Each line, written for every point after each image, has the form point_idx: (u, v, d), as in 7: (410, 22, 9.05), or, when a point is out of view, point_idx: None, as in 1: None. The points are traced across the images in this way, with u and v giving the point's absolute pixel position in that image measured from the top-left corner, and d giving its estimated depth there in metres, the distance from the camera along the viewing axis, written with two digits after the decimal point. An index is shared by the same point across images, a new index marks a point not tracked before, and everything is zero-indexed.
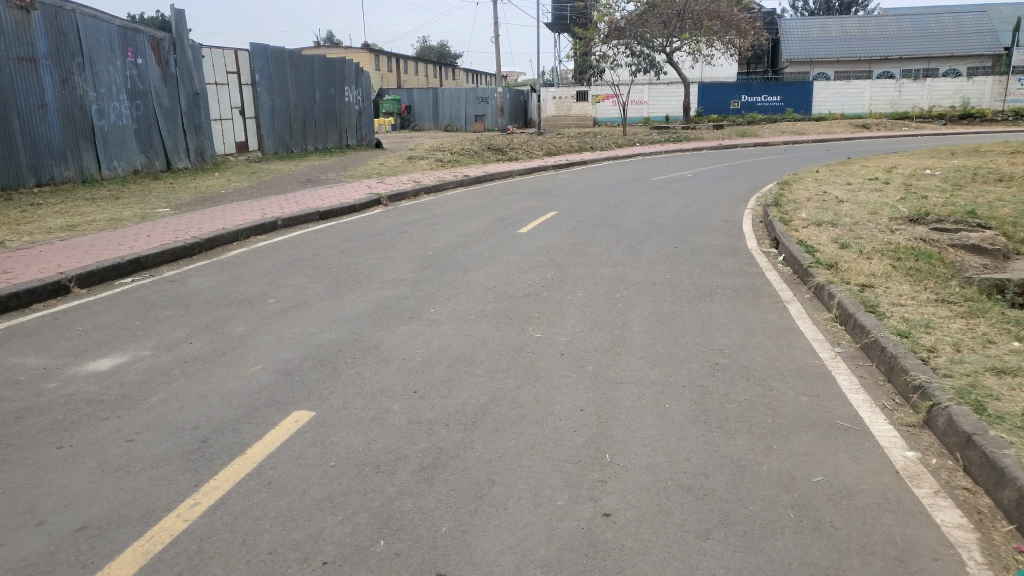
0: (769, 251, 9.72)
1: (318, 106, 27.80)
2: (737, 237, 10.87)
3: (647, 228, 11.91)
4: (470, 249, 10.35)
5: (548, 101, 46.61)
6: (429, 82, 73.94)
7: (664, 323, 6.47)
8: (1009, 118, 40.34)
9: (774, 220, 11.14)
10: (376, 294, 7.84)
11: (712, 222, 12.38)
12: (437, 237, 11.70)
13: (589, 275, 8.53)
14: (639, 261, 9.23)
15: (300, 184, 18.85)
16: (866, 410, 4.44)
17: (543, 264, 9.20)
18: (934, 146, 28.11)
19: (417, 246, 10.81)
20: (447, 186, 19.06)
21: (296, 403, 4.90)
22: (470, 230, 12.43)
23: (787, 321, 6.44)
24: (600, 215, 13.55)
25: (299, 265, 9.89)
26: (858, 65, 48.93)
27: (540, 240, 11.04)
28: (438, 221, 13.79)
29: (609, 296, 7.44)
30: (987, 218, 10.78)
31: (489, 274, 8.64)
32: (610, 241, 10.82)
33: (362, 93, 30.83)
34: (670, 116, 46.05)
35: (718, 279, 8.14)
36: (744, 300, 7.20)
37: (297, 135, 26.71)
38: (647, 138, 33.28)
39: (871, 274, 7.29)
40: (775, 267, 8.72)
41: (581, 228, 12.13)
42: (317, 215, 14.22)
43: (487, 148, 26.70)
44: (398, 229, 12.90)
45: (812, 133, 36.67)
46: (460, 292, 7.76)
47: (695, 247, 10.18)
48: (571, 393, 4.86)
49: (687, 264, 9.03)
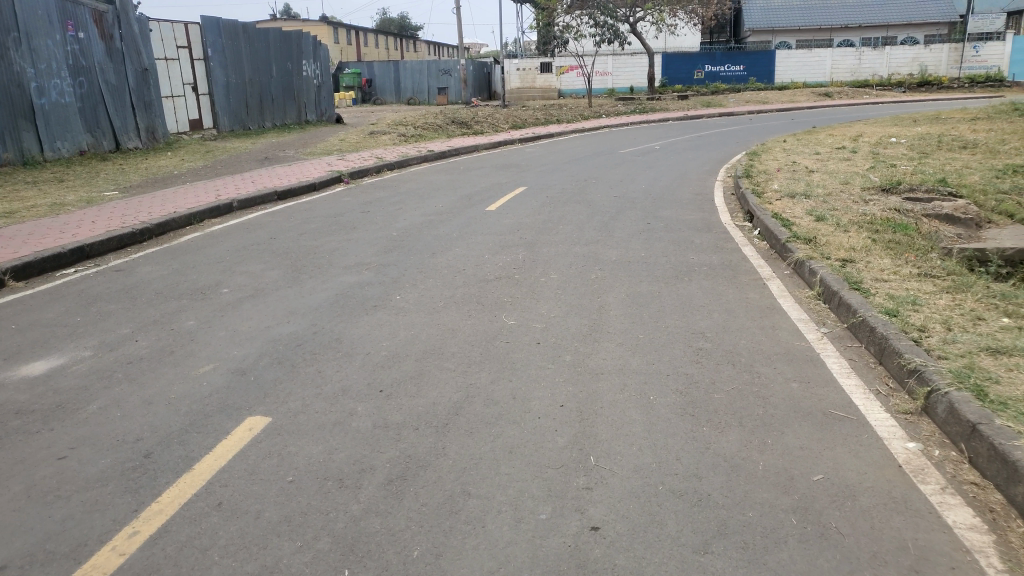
0: (744, 225, 9.48)
1: (275, 81, 26.76)
2: (711, 211, 10.61)
3: (618, 203, 11.59)
4: (435, 229, 9.91)
5: (512, 73, 45.59)
6: (390, 54, 72.26)
7: (642, 306, 6.17)
8: (965, 85, 40.81)
9: (746, 192, 10.90)
10: (337, 281, 7.39)
11: (683, 195, 12.11)
12: (402, 217, 11.23)
13: (561, 255, 8.18)
14: (612, 239, 8.93)
15: (256, 163, 18.10)
16: (860, 397, 4.19)
17: (513, 244, 8.84)
18: (896, 114, 28.23)
19: (380, 227, 10.33)
20: (411, 162, 18.47)
21: (251, 407, 4.50)
22: (437, 208, 11.97)
23: (769, 300, 6.20)
24: (570, 190, 13.19)
25: (255, 250, 9.36)
26: (819, 34, 49.02)
27: (508, 218, 10.65)
28: (403, 200, 13.29)
29: (584, 278, 7.11)
30: (958, 186, 10.68)
31: (456, 256, 8.24)
32: (581, 218, 10.48)
33: (321, 67, 29.80)
34: (634, 87, 45.68)
35: (695, 256, 7.87)
36: (723, 278, 6.93)
37: (254, 112, 25.70)
38: (612, 110, 32.90)
39: (851, 248, 7.06)
40: (751, 241, 8.47)
41: (550, 204, 11.76)
42: (275, 195, 13.58)
43: (451, 122, 26.03)
44: (360, 208, 12.37)
45: (775, 103, 36.64)
46: (426, 276, 7.35)
47: (668, 222, 9.90)
48: (549, 388, 4.54)
49: (662, 240, 8.75)
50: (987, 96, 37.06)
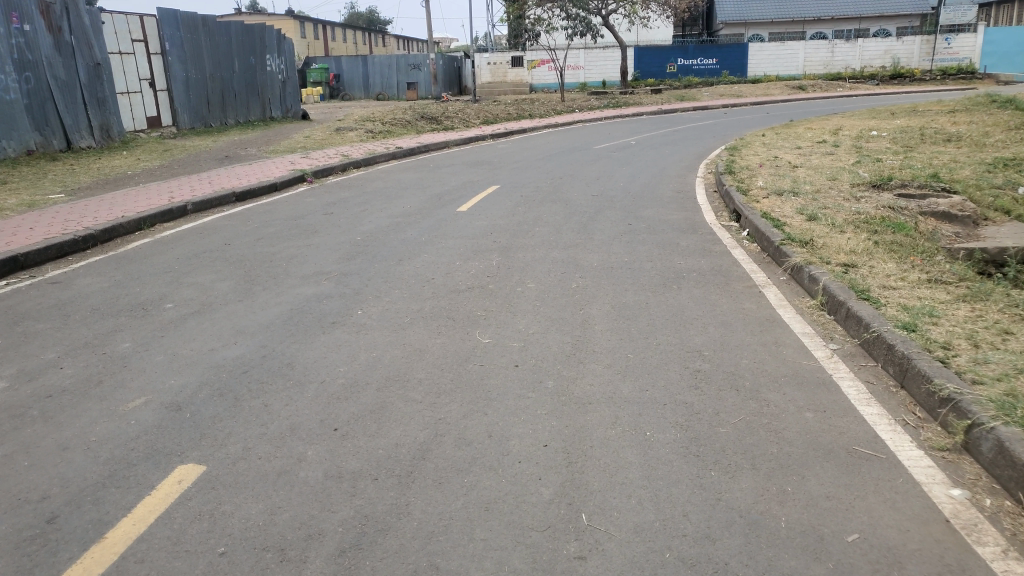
0: (730, 225, 9.02)
1: (237, 76, 25.77)
2: (694, 211, 10.10)
3: (597, 202, 11.03)
4: (403, 233, 9.27)
5: (484, 67, 45.91)
6: (359, 49, 70.96)
7: (630, 319, 5.61)
8: (936, 77, 41.06)
9: (731, 190, 10.42)
10: (293, 293, 6.72)
11: (664, 193, 11.59)
12: (369, 219, 10.57)
13: (539, 261, 7.59)
14: (593, 242, 8.35)
15: (217, 161, 17.25)
16: (886, 431, 3.71)
17: (486, 249, 8.24)
18: (871, 107, 28.12)
19: (344, 231, 9.65)
20: (380, 160, 17.75)
21: (183, 451, 3.84)
22: (405, 209, 11.32)
23: (767, 312, 5.68)
24: (546, 189, 12.61)
25: (208, 257, 8.64)
26: (791, 27, 49.05)
27: (481, 219, 10.03)
28: (370, 200, 12.62)
29: (564, 288, 6.53)
30: (949, 181, 10.34)
31: (425, 264, 7.61)
32: (559, 219, 9.90)
33: (286, 62, 28.82)
34: (607, 81, 45.24)
35: (682, 261, 7.34)
36: (715, 287, 6.41)
37: (216, 109, 24.69)
38: (586, 104, 32.40)
39: (851, 252, 6.61)
40: (740, 243, 7.98)
41: (526, 204, 11.17)
42: (233, 196, 12.79)
43: (422, 117, 25.30)
44: (324, 210, 11.66)
45: (749, 96, 36.45)
46: (392, 287, 6.72)
47: (651, 223, 9.36)
48: (531, 423, 3.95)
49: (646, 243, 8.20)
50: (957, 89, 37.27)
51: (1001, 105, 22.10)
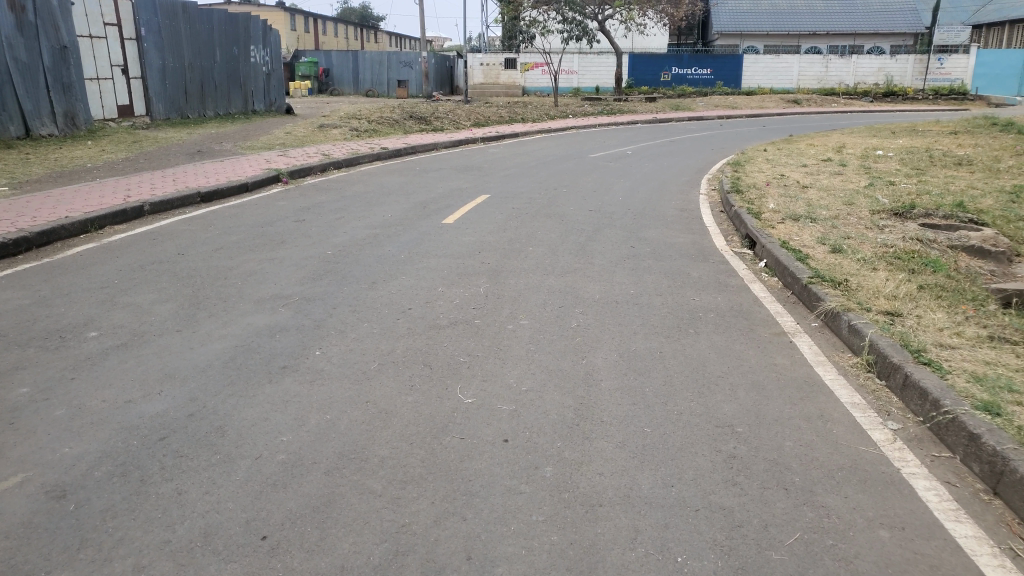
0: (744, 253, 8.12)
1: (218, 66, 24.58)
2: (702, 234, 9.21)
3: (594, 219, 10.10)
4: (379, 248, 8.27)
5: (476, 68, 44.34)
6: (350, 45, 69.64)
7: (642, 375, 4.67)
8: (929, 97, 40.66)
9: (741, 212, 9.52)
10: (243, 323, 5.71)
11: (667, 212, 10.69)
12: (344, 228, 9.58)
13: (532, 289, 6.63)
14: (593, 269, 7.42)
15: (187, 156, 16.11)
16: (995, 568, 2.86)
17: (473, 271, 7.28)
18: (869, 124, 27.49)
19: (313, 242, 8.64)
20: (362, 160, 16.70)
21: (49, 568, 2.84)
22: (385, 218, 10.34)
23: (804, 370, 4.77)
24: (539, 201, 11.67)
25: (156, 269, 7.60)
26: (787, 40, 48.56)
27: (468, 235, 9.07)
28: (347, 205, 11.61)
29: (562, 327, 5.58)
30: (976, 211, 9.48)
31: (402, 289, 6.63)
32: (554, 237, 8.96)
33: (270, 53, 27.63)
34: (600, 87, 44.47)
35: (697, 296, 6.42)
36: (738, 333, 5.49)
37: (194, 99, 23.49)
38: (579, 109, 31.51)
39: (893, 296, 5.68)
40: (757, 277, 7.07)
41: (517, 218, 10.21)
42: (197, 196, 11.71)
43: (409, 116, 24.26)
44: (296, 216, 10.65)
45: (745, 108, 35.77)
46: (361, 319, 5.74)
47: (655, 248, 8.44)
48: (525, 541, 3.00)
49: (652, 273, 7.27)
50: (951, 109, 36.85)
51: (1003, 128, 21.51)
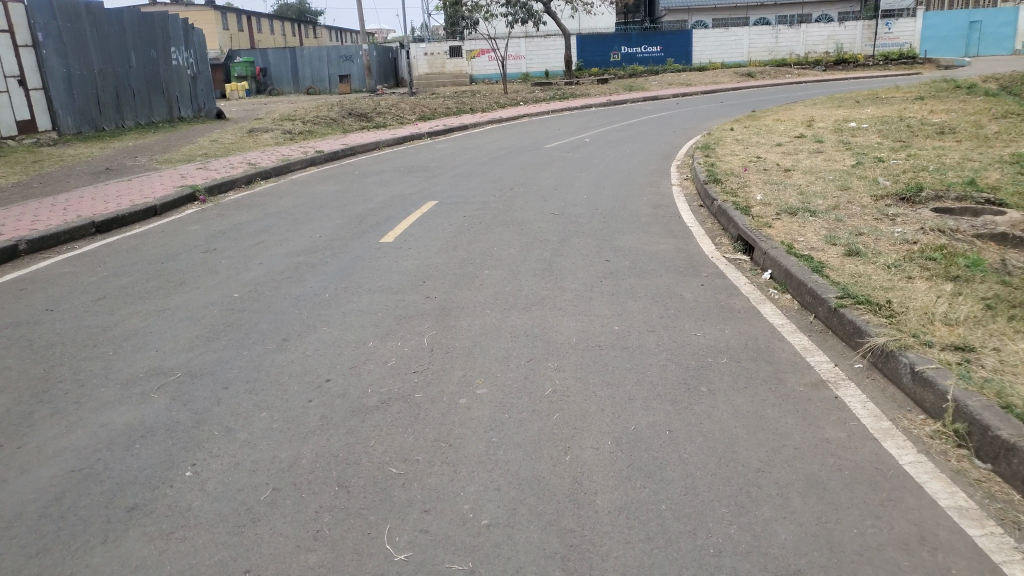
0: (740, 261, 6.85)
1: (135, 71, 22.42)
2: (685, 237, 7.92)
3: (558, 226, 8.74)
4: (301, 284, 6.79)
5: (420, 58, 43.09)
6: (288, 41, 66.77)
7: (653, 480, 3.30)
8: (880, 62, 40.22)
9: (727, 208, 8.28)
10: (97, 426, 4.16)
11: (639, 211, 9.38)
12: (262, 258, 8.02)
13: (491, 334, 5.23)
14: (564, 296, 6.06)
15: (92, 176, 14.21)
16: None
17: (414, 311, 5.83)
18: (829, 94, 26.56)
19: (221, 284, 7.10)
20: (294, 168, 15.01)
21: None
22: (314, 239, 8.83)
23: (870, 449, 3.47)
24: (493, 205, 10.26)
25: (13, 334, 5.97)
26: (735, 13, 47.78)
27: (410, 257, 7.60)
28: (270, 225, 10.03)
29: (533, 396, 4.20)
30: (989, 188, 8.36)
31: (324, 348, 5.15)
32: (514, 254, 7.56)
33: (194, 54, 25.45)
34: (550, 72, 42.99)
35: (699, 331, 5.08)
36: (764, 388, 4.18)
37: (108, 109, 21.32)
38: (531, 96, 30.03)
39: (952, 321, 4.42)
40: (765, 296, 5.77)
41: (468, 230, 8.78)
42: (93, 226, 9.97)
43: (348, 114, 22.54)
44: (207, 244, 9.04)
45: (699, 85, 34.78)
46: (262, 408, 4.28)
47: (634, 260, 7.10)
48: None
49: (637, 297, 5.91)
50: (904, 74, 36.41)
51: (968, 91, 20.70)
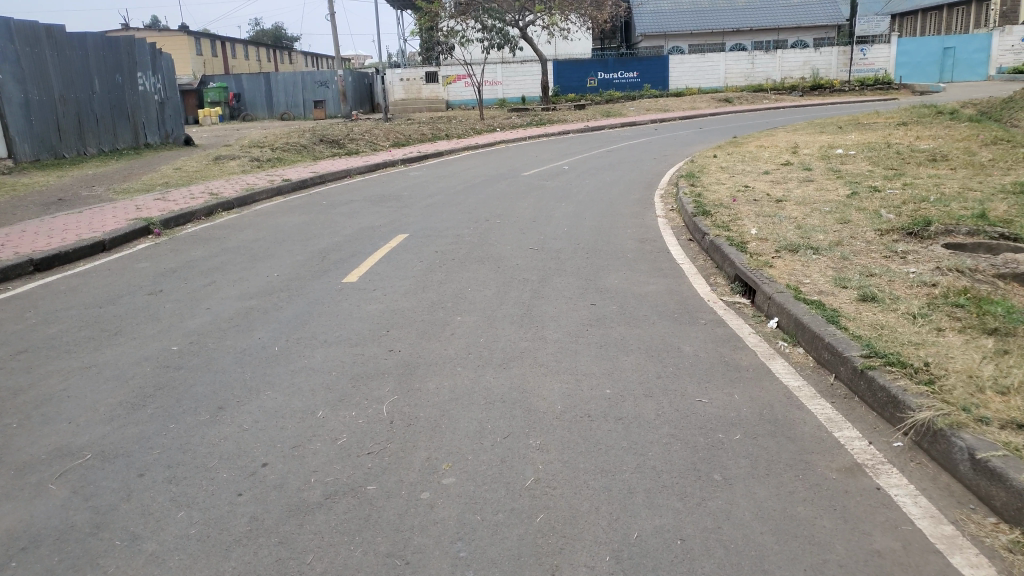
0: (742, 306, 6.24)
1: (98, 97, 21.52)
2: (677, 277, 7.28)
3: (537, 263, 8.07)
4: (249, 334, 6.00)
5: (395, 83, 42.54)
6: (263, 66, 66.09)
7: None
8: (855, 88, 40.47)
9: (721, 244, 7.70)
10: None
11: (625, 246, 8.75)
12: (211, 301, 7.22)
13: (462, 398, 4.48)
14: (546, 348, 5.33)
15: (41, 206, 13.29)
16: None
17: (374, 368, 5.06)
18: (809, 120, 26.35)
19: (159, 332, 6.25)
20: (259, 197, 14.23)
21: None
22: (270, 277, 8.06)
23: (935, 567, 2.77)
24: (468, 239, 9.55)
25: None
26: (711, 39, 48.16)
27: (374, 299, 6.84)
28: (226, 261, 9.24)
29: (511, 489, 3.44)
30: (1000, 221, 7.86)
31: (264, 416, 4.35)
32: (490, 296, 6.83)
33: (162, 80, 24.60)
34: (527, 97, 42.71)
35: (704, 397, 4.38)
36: (790, 475, 3.48)
37: (69, 136, 20.38)
38: (508, 122, 29.58)
39: (1005, 388, 3.77)
40: (775, 350, 5.13)
41: (440, 267, 8.07)
42: (32, 265, 9.08)
43: (320, 140, 21.85)
44: (154, 283, 8.19)
45: (677, 110, 34.66)
46: (179, 506, 3.48)
47: (623, 304, 6.42)
48: None
49: (629, 350, 5.21)
50: (879, 99, 36.65)
51: (951, 117, 20.55)
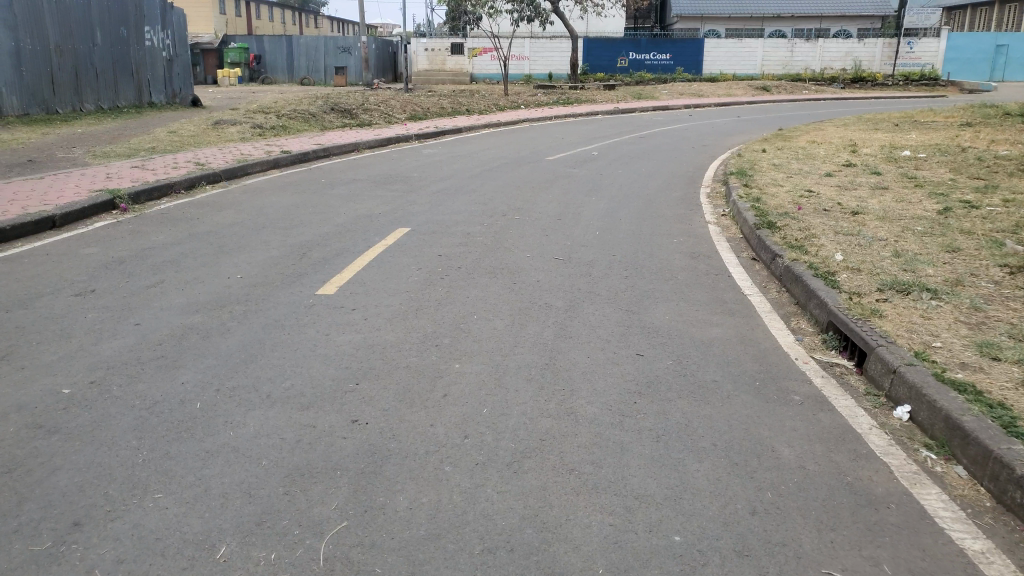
0: (846, 376, 4.59)
1: (99, 50, 19.83)
2: (747, 316, 5.61)
3: (564, 282, 6.40)
4: (172, 373, 4.32)
5: (419, 53, 40.75)
6: (285, 29, 64.12)
7: None
8: (899, 82, 38.05)
9: (805, 273, 6.01)
10: None
11: (674, 264, 7.04)
12: (145, 310, 5.57)
13: (445, 537, 2.86)
14: (577, 435, 3.68)
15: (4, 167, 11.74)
16: None
17: (325, 457, 3.43)
18: (858, 115, 24.32)
19: (55, 358, 4.61)
20: (251, 170, 12.61)
21: None
22: (230, 279, 6.42)
23: None
24: (479, 241, 7.87)
25: None
26: (751, 23, 45.71)
27: (348, 325, 5.19)
28: (189, 249, 7.62)
29: None
30: None
31: (134, 552, 2.77)
32: (501, 330, 5.18)
33: (173, 35, 22.78)
34: (555, 74, 40.61)
35: (834, 568, 2.75)
36: None
37: (63, 90, 18.76)
38: (534, 99, 27.70)
39: None
40: (919, 467, 3.49)
41: (441, 279, 6.44)
42: None
43: (331, 108, 20.20)
44: (88, 275, 6.60)
45: (713, 96, 32.60)
46: None
47: (680, 357, 4.75)
48: None
49: (701, 454, 3.55)
50: (927, 96, 34.25)
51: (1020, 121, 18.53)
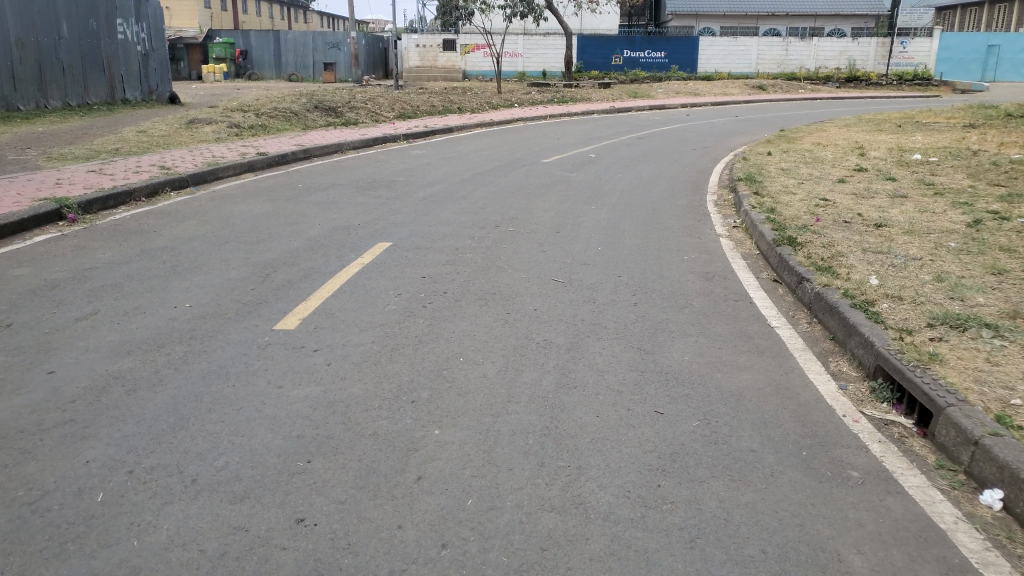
0: (910, 441, 3.79)
1: (64, 43, 18.80)
2: (780, 357, 4.77)
3: (564, 312, 5.54)
4: (76, 447, 3.44)
5: (411, 50, 39.70)
6: (272, 24, 62.76)
7: None
8: (894, 81, 37.43)
9: (842, 303, 5.18)
10: None
11: (688, 288, 6.20)
12: (65, 353, 4.65)
13: None
14: (587, 543, 2.85)
15: None
16: None
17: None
18: (858, 115, 23.60)
19: None
20: (222, 173, 11.69)
21: None
22: (176, 309, 5.51)
23: None
24: (467, 259, 7.02)
25: None
26: (746, 20, 44.95)
27: (307, 372, 4.33)
28: (134, 271, 6.69)
29: None
30: None
31: None
32: (491, 378, 4.33)
33: (149, 28, 21.72)
34: (548, 71, 39.76)
35: None
36: None
37: (25, 85, 17.76)
38: (526, 97, 26.81)
39: None
40: None
41: (423, 308, 5.58)
42: None
43: (314, 106, 19.26)
44: (11, 305, 5.69)
45: (709, 95, 31.85)
46: None
47: (709, 417, 3.91)
48: None
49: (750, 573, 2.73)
50: (923, 96, 33.61)
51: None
